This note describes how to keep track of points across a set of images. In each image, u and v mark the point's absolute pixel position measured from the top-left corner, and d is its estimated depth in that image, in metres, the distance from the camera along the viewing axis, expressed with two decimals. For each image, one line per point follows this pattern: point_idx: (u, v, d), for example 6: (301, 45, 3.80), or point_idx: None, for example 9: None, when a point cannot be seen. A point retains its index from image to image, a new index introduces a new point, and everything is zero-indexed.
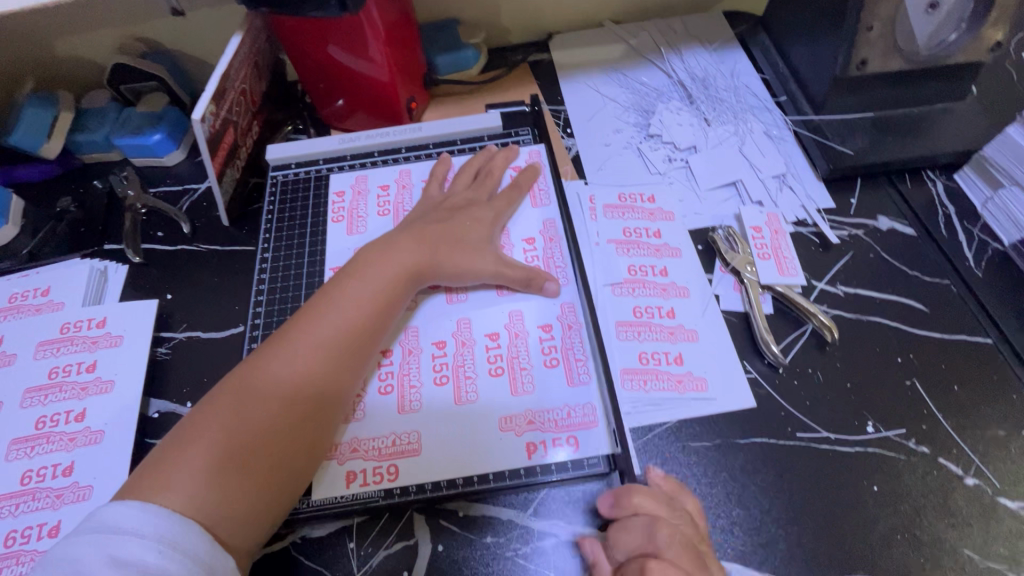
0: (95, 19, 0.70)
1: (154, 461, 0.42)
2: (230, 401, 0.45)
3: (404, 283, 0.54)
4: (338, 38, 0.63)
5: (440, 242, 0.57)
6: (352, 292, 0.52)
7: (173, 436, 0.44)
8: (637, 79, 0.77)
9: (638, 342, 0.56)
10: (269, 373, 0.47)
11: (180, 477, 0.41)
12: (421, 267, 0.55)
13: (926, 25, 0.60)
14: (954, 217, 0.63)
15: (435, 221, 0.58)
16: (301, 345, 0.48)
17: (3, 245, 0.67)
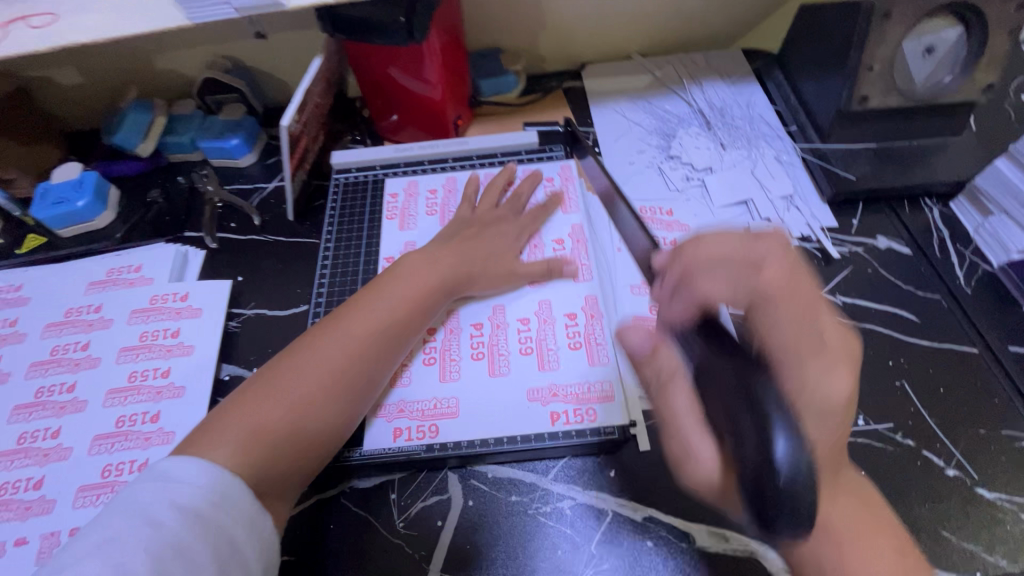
0: (192, 39, 0.82)
1: (207, 426, 0.48)
2: (275, 380, 0.51)
3: (435, 295, 0.61)
4: (401, 62, 0.73)
5: (476, 258, 0.65)
6: (389, 297, 0.59)
7: (225, 405, 0.50)
8: (660, 106, 0.86)
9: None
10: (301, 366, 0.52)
11: (230, 438, 0.47)
12: (459, 273, 0.63)
13: (923, 67, 0.68)
14: (948, 240, 0.69)
15: (468, 235, 0.67)
16: (334, 341, 0.54)
17: (100, 228, 0.77)
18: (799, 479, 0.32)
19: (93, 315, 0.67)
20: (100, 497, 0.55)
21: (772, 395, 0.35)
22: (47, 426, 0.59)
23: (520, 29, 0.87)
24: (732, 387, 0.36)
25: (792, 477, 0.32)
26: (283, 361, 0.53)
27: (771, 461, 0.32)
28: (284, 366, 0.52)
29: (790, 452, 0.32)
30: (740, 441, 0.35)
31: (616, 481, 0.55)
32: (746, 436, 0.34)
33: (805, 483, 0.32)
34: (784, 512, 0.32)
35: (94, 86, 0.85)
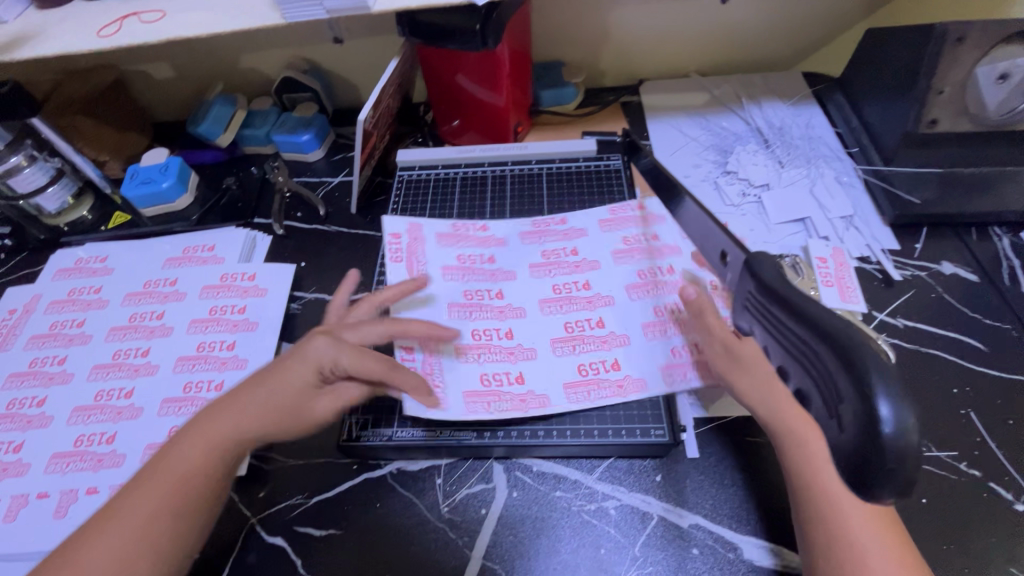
0: (276, 41, 0.88)
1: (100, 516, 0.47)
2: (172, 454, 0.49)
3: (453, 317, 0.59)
4: (469, 69, 0.76)
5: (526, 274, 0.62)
6: (271, 401, 0.52)
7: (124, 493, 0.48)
8: (717, 123, 0.87)
9: (666, 339, 0.61)
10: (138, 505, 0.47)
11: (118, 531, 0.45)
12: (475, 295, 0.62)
13: (996, 93, 0.66)
14: (1020, 271, 0.67)
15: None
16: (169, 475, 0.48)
17: (179, 210, 0.83)
18: (907, 443, 0.27)
19: (169, 288, 0.72)
20: None
21: (868, 355, 0.28)
22: (122, 386, 0.63)
23: (583, 43, 0.89)
24: (820, 349, 0.31)
25: (898, 443, 0.27)
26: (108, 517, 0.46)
27: (876, 421, 0.27)
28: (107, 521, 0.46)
29: (897, 412, 0.27)
30: (840, 406, 0.30)
31: (662, 485, 0.55)
32: (847, 401, 0.29)
33: (912, 447, 0.27)
34: (886, 480, 0.27)
35: (183, 80, 0.92)
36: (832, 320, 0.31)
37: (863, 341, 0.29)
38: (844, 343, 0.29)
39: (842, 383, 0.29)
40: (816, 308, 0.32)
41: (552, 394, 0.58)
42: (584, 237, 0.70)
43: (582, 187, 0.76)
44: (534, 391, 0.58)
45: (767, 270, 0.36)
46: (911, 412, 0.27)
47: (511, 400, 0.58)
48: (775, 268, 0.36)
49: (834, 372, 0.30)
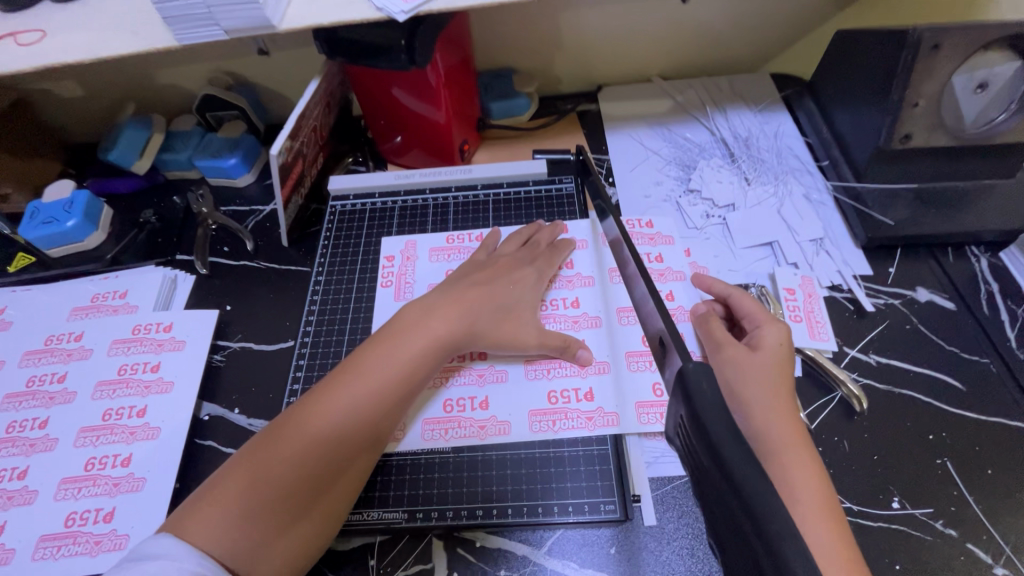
0: (193, 55, 0.79)
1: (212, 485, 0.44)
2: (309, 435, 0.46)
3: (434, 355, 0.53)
4: (403, 84, 0.68)
5: (478, 312, 0.55)
6: (356, 396, 0.48)
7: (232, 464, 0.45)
8: (680, 134, 0.80)
9: (651, 373, 0.57)
10: (300, 438, 0.46)
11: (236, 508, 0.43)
12: (459, 337, 0.54)
13: (974, 104, 0.61)
14: (997, 296, 0.62)
15: (476, 285, 0.57)
16: (327, 418, 0.47)
17: (91, 249, 0.74)
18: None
19: (74, 344, 0.64)
20: (61, 549, 0.52)
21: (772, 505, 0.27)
22: (14, 465, 0.56)
23: (534, 49, 0.82)
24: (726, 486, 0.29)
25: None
26: (267, 448, 0.45)
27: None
28: (288, 448, 0.45)
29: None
30: (751, 551, 0.28)
31: (618, 558, 0.49)
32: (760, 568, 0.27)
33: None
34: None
35: (93, 100, 0.83)
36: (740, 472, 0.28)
37: (771, 494, 0.27)
38: (749, 491, 0.27)
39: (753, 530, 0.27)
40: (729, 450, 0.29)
41: (515, 424, 0.54)
42: (584, 250, 0.65)
43: (532, 215, 0.70)
44: (496, 417, 0.55)
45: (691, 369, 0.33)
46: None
47: (471, 426, 0.54)
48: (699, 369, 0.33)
49: (740, 518, 0.28)
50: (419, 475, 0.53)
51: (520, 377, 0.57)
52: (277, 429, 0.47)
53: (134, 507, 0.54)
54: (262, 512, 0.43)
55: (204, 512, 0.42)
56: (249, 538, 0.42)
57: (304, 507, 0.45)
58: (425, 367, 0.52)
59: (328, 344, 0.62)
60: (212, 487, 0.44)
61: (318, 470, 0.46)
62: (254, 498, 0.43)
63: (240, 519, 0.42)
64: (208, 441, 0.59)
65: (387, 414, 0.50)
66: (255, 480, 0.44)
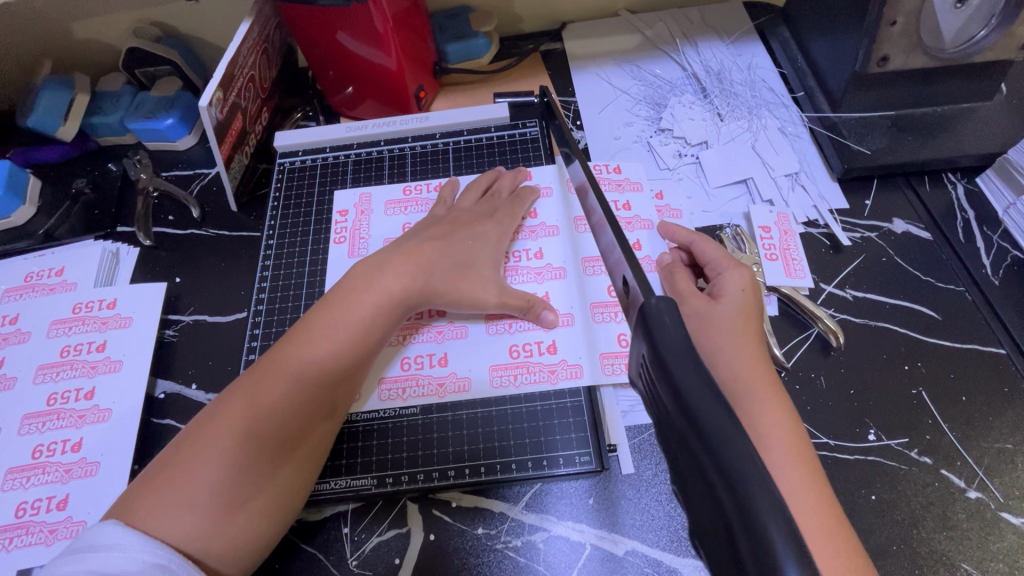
0: (111, 3, 0.71)
1: (158, 471, 0.42)
2: (255, 406, 0.44)
3: (392, 313, 0.50)
4: (345, 25, 0.62)
5: (437, 269, 0.53)
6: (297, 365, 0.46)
7: (177, 447, 0.43)
8: (650, 71, 0.76)
9: (616, 324, 0.54)
10: (252, 408, 0.44)
11: (180, 488, 0.41)
12: (414, 297, 0.51)
13: (953, 21, 0.57)
14: (974, 223, 0.61)
15: (432, 238, 0.55)
16: (278, 386, 0.45)
17: (20, 225, 0.68)
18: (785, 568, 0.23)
19: (9, 328, 0.60)
20: (13, 540, 0.49)
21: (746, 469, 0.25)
22: None
23: None
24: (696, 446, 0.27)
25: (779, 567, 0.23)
26: (216, 423, 0.43)
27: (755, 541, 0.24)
28: (237, 419, 0.43)
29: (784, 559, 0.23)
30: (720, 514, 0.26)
31: (597, 509, 0.48)
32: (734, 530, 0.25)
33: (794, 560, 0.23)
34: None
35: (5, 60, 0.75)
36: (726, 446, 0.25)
37: (742, 439, 0.25)
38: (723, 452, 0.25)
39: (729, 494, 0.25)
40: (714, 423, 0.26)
41: (475, 379, 0.52)
42: (548, 198, 0.62)
43: (494, 162, 0.65)
44: (456, 373, 0.53)
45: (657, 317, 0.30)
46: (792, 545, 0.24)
47: (429, 384, 0.52)
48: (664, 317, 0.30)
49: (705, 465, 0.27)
50: (387, 440, 0.51)
51: (481, 334, 0.54)
52: (226, 402, 0.44)
53: (90, 493, 0.51)
54: (220, 487, 0.41)
55: (152, 492, 0.40)
56: (196, 516, 0.40)
57: (266, 479, 0.43)
58: (377, 328, 0.49)
59: (284, 312, 0.59)
60: (163, 468, 0.42)
61: (275, 439, 0.44)
62: (209, 474, 0.41)
63: (188, 498, 0.40)
64: (166, 419, 0.56)
65: (345, 377, 0.48)
66: (208, 454, 0.42)
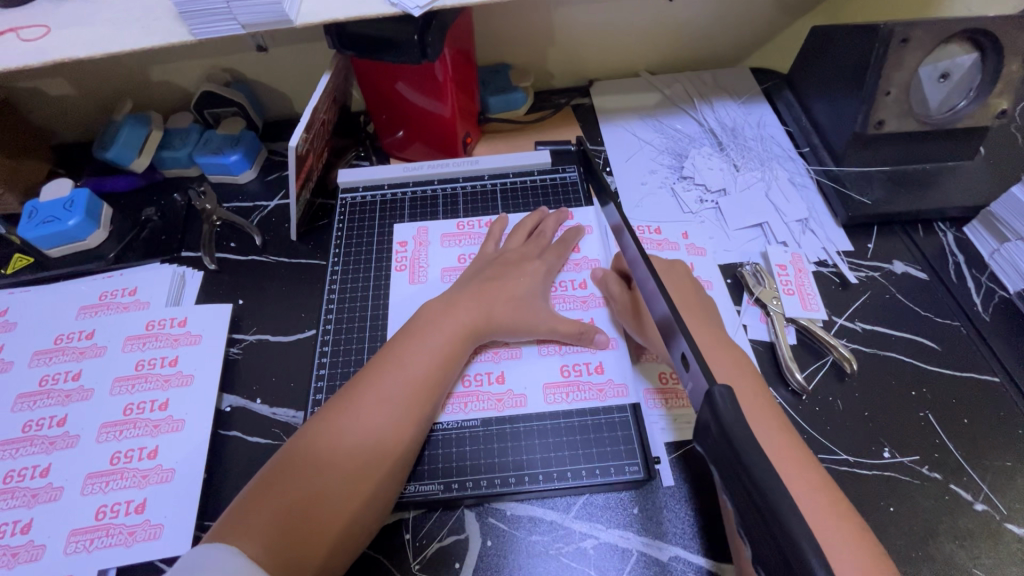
0: (191, 52, 0.79)
1: (250, 496, 0.46)
2: (338, 435, 0.49)
3: (461, 342, 0.56)
4: (408, 77, 0.70)
5: (497, 298, 0.58)
6: (379, 393, 0.51)
7: (267, 475, 0.47)
8: (671, 125, 0.85)
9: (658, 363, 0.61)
10: (337, 439, 0.48)
11: (273, 511, 0.44)
12: (480, 321, 0.57)
13: (937, 92, 0.68)
14: (964, 266, 0.69)
15: (490, 277, 0.60)
16: (365, 414, 0.50)
17: (92, 248, 0.73)
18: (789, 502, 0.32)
19: (86, 342, 0.64)
20: (93, 542, 0.52)
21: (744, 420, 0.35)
22: (35, 464, 0.56)
23: (530, 45, 0.85)
24: (714, 426, 0.36)
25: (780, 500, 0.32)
26: (302, 451, 0.48)
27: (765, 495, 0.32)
28: (324, 446, 0.48)
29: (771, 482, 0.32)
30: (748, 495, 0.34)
31: (641, 518, 0.52)
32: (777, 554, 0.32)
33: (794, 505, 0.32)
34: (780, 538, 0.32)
35: (85, 99, 0.82)
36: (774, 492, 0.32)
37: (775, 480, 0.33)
38: (735, 430, 0.34)
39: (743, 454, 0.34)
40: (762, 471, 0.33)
41: (531, 396, 0.57)
42: (589, 235, 0.69)
43: (538, 202, 0.73)
44: (512, 390, 0.58)
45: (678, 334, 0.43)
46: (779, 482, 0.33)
47: (488, 399, 0.57)
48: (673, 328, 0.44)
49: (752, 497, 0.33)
50: (449, 449, 0.55)
51: (533, 355, 0.60)
52: (312, 433, 0.49)
53: (165, 498, 0.54)
54: (303, 511, 0.45)
55: (248, 514, 0.44)
56: (291, 536, 0.44)
57: (343, 509, 0.46)
58: (449, 359, 0.55)
59: (350, 332, 0.64)
60: (261, 489, 0.46)
61: (358, 465, 0.48)
62: (294, 498, 0.45)
63: (282, 518, 0.44)
64: (233, 431, 0.60)
65: (419, 418, 0.52)
66: (296, 480, 0.46)
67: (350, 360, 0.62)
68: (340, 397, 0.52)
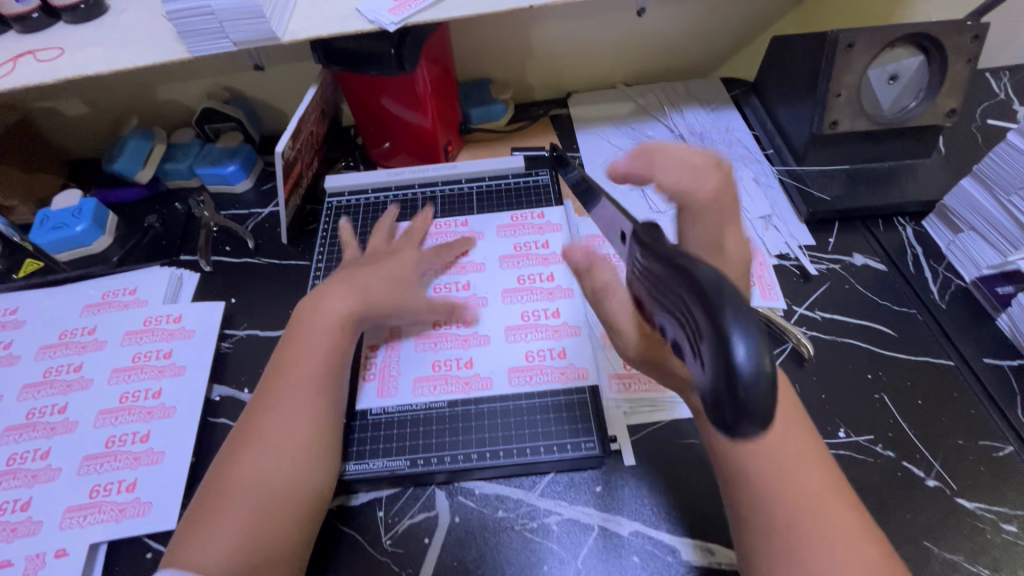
0: (193, 71, 0.85)
1: (190, 521, 0.47)
2: (257, 443, 0.50)
3: (341, 333, 0.58)
4: (390, 91, 0.75)
5: None
6: (301, 391, 0.54)
7: (200, 500, 0.48)
8: (643, 132, 0.89)
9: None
10: (261, 443, 0.50)
11: (215, 525, 0.45)
12: None
13: (889, 93, 0.72)
14: (922, 257, 0.71)
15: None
16: (286, 416, 0.52)
17: (97, 252, 0.79)
18: (760, 373, 0.26)
19: (87, 337, 0.68)
20: (86, 518, 0.55)
21: (720, 281, 0.28)
22: (36, 447, 0.60)
23: (508, 60, 0.91)
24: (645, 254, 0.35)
25: (751, 371, 0.26)
26: (233, 468, 0.49)
27: (734, 375, 0.26)
28: (250, 458, 0.49)
29: (750, 338, 0.26)
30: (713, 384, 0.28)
31: (601, 495, 0.55)
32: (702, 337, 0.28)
33: (770, 375, 0.26)
34: (753, 416, 0.27)
35: (97, 116, 0.88)
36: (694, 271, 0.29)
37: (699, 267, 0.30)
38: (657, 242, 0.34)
39: (703, 344, 0.28)
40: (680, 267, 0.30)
41: (496, 379, 0.61)
42: (557, 232, 0.73)
43: (512, 204, 0.77)
44: (479, 373, 0.61)
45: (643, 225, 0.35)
46: (766, 339, 0.26)
47: (458, 382, 0.61)
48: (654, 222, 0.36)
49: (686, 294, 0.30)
50: (417, 428, 0.58)
51: (500, 341, 0.63)
52: (234, 445, 0.51)
53: (155, 478, 0.58)
54: (249, 517, 0.46)
55: (190, 539, 0.45)
56: (240, 542, 0.45)
57: (291, 506, 0.48)
58: (334, 351, 0.57)
59: None
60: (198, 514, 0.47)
61: (288, 466, 0.49)
62: (250, 495, 0.47)
63: (226, 526, 0.45)
64: (221, 417, 0.64)
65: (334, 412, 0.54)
66: (233, 488, 0.48)
67: None
68: (252, 410, 0.53)
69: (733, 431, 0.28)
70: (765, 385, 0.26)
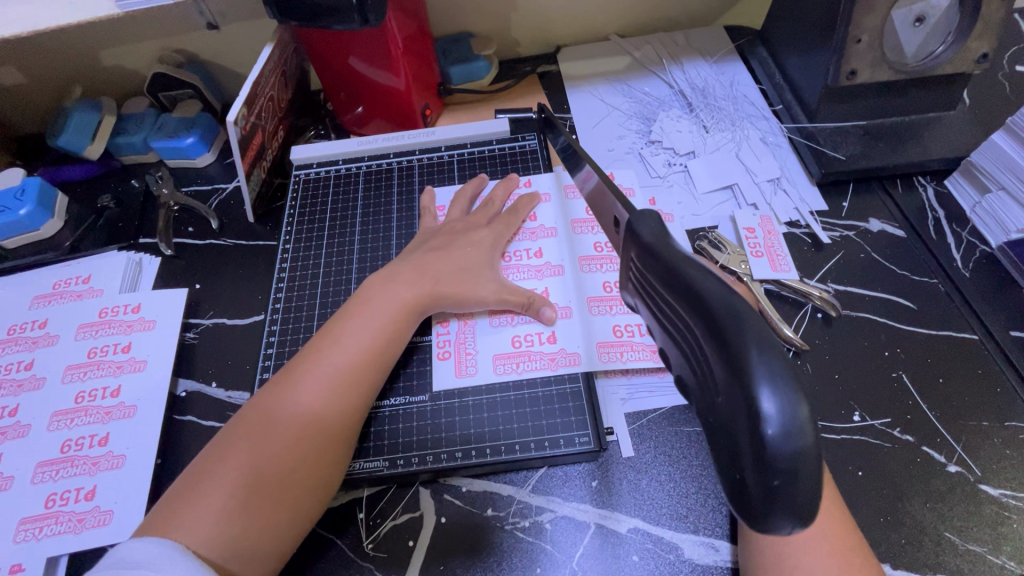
0: (139, 32, 0.76)
1: (186, 483, 0.44)
2: (277, 417, 0.46)
3: (404, 318, 0.54)
4: (358, 50, 0.67)
5: (444, 272, 0.57)
6: (335, 370, 0.49)
7: (206, 458, 0.45)
8: (640, 89, 0.81)
9: (610, 316, 0.58)
10: (285, 417, 0.46)
11: (212, 495, 0.43)
12: (424, 298, 0.55)
13: (913, 38, 0.64)
14: (944, 221, 0.65)
15: (432, 249, 0.59)
16: (317, 393, 0.48)
17: (48, 237, 0.72)
18: (797, 445, 0.23)
19: (38, 332, 0.63)
20: (43, 530, 0.51)
21: (752, 330, 0.24)
22: None
23: (490, 10, 0.82)
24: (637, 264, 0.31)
25: (786, 447, 0.23)
26: (247, 434, 0.46)
27: (765, 450, 0.23)
28: (268, 427, 0.46)
29: (783, 404, 0.23)
30: (730, 454, 0.25)
31: (598, 491, 0.51)
32: (720, 392, 0.25)
33: (807, 448, 0.23)
34: (788, 501, 0.24)
35: (39, 86, 0.80)
36: (712, 292, 0.25)
37: (712, 286, 0.26)
38: (659, 245, 0.29)
39: (724, 404, 0.25)
40: (694, 278, 0.26)
41: (482, 367, 0.56)
42: (546, 203, 0.66)
43: (497, 172, 0.70)
44: (464, 360, 0.56)
45: (645, 234, 0.30)
46: (801, 402, 0.24)
47: (441, 373, 0.56)
48: (657, 226, 0.30)
49: (699, 331, 0.26)
50: (397, 425, 0.54)
51: (485, 327, 0.58)
52: (256, 411, 0.47)
53: (115, 484, 0.53)
54: (251, 499, 0.43)
55: (182, 508, 0.42)
56: (234, 523, 0.42)
57: (293, 496, 0.45)
58: (388, 339, 0.53)
59: (299, 311, 0.62)
60: (196, 476, 0.44)
61: (305, 449, 0.46)
62: (253, 470, 0.44)
63: (223, 504, 0.42)
64: (187, 415, 0.59)
65: (365, 399, 0.50)
66: (243, 458, 0.44)
67: (299, 340, 0.60)
68: (285, 374, 0.49)
69: (752, 516, 0.25)
70: (801, 465, 0.23)
